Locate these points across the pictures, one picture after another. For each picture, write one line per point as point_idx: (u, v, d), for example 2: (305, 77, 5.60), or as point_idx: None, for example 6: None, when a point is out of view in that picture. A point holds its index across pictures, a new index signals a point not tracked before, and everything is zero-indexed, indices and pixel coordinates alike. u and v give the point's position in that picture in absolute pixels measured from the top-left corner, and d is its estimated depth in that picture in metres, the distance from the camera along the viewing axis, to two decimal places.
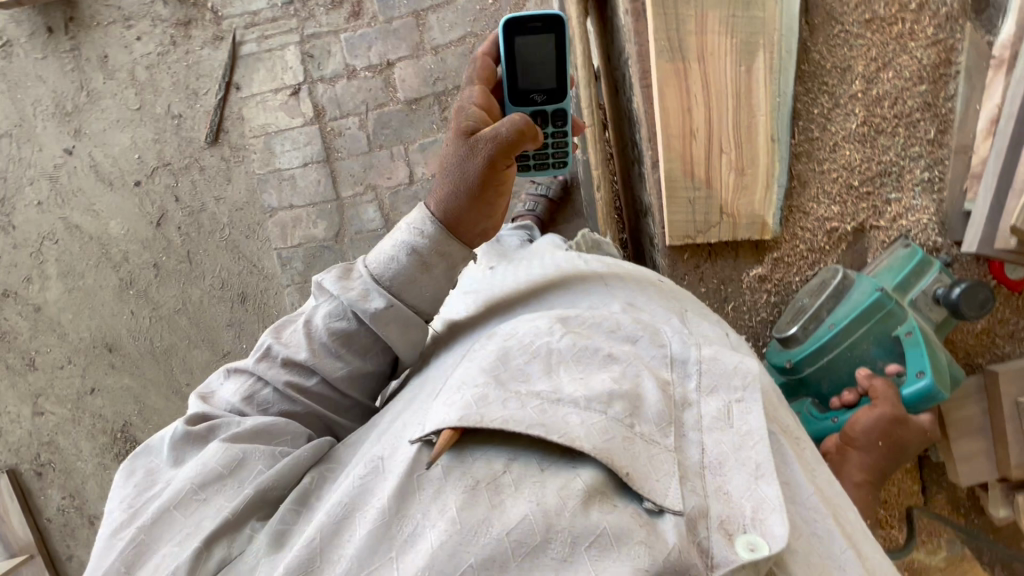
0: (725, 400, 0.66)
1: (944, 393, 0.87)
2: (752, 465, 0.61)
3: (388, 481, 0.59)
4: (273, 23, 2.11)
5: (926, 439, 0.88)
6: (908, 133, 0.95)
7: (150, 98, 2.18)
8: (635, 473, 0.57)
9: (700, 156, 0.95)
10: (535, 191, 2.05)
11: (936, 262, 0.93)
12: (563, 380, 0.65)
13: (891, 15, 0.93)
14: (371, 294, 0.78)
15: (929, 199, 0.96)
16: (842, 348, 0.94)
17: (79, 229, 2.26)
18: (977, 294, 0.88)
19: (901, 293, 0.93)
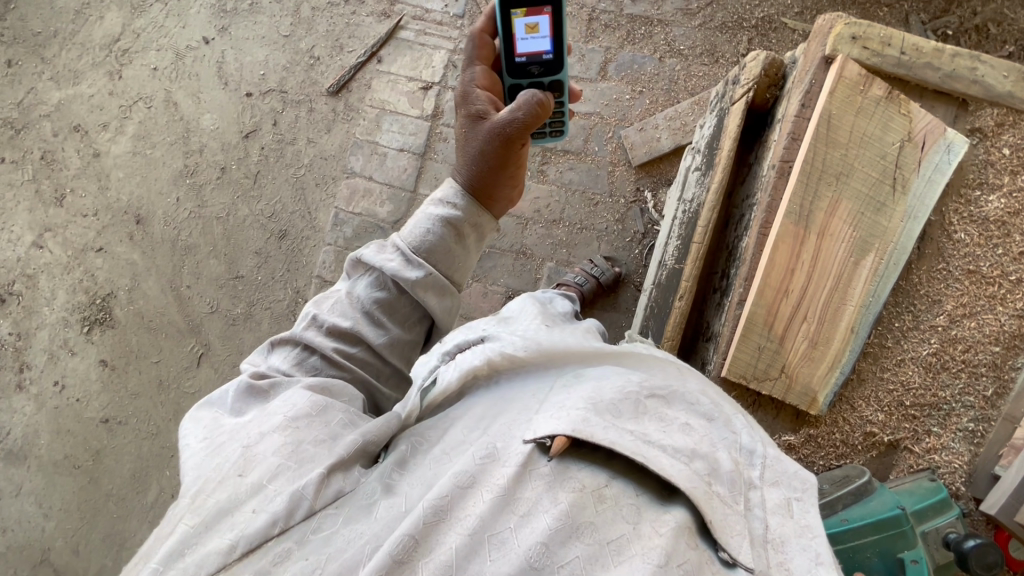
0: (785, 495, 0.72)
1: None
2: (812, 552, 0.66)
3: (499, 471, 0.63)
4: (437, 26, 2.28)
5: None
6: (969, 381, 1.01)
7: (301, 33, 2.33)
8: (716, 523, 0.63)
9: (784, 314, 1.01)
10: (590, 269, 2.10)
11: (955, 508, 0.95)
12: (656, 428, 0.70)
13: (992, 275, 1.02)
14: (407, 263, 0.88)
15: (966, 447, 1.01)
16: (844, 547, 0.93)
17: (175, 107, 2.34)
18: (988, 554, 0.87)
19: (917, 521, 0.94)
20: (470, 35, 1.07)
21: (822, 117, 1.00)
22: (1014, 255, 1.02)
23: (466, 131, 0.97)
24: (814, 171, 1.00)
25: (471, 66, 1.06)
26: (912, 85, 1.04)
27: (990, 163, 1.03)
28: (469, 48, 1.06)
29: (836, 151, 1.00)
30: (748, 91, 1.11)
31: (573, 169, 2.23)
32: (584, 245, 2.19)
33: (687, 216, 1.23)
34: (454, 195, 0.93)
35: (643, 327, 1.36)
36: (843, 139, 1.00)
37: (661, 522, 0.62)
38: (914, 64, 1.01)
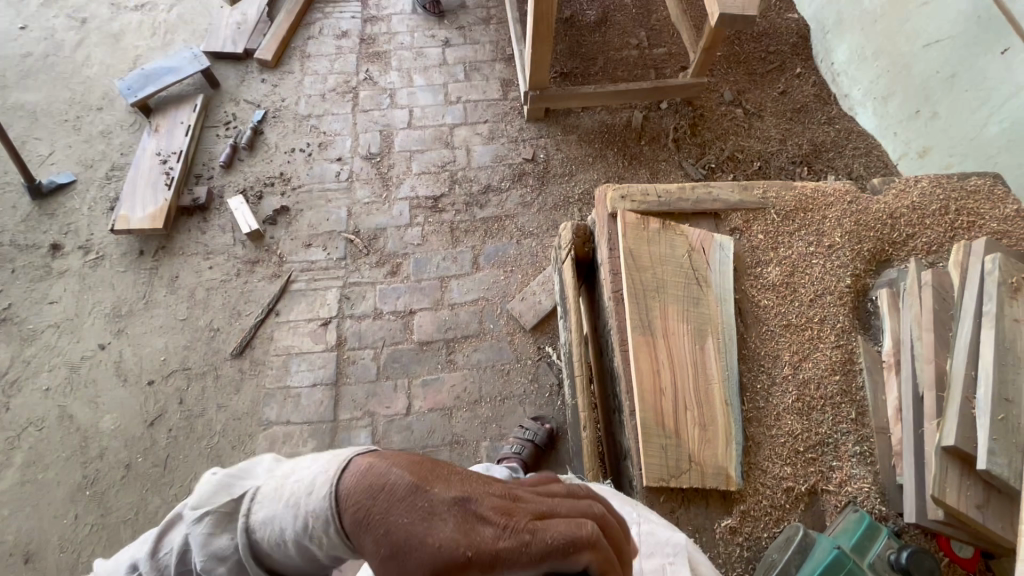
0: (660, 563, 0.95)
1: None
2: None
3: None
4: (325, 271, 2.59)
5: None
6: (834, 410, 1.18)
7: (198, 312, 2.50)
8: None
9: (669, 410, 1.15)
10: (523, 434, 2.16)
11: (882, 529, 1.03)
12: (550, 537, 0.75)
13: (803, 323, 1.27)
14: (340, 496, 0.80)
15: (866, 468, 1.13)
16: None
17: (71, 419, 2.29)
18: (923, 561, 0.95)
19: (859, 556, 0.99)
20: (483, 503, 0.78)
21: (626, 252, 1.29)
22: (808, 302, 1.29)
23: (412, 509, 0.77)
24: (638, 291, 1.26)
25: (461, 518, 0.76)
26: (678, 214, 1.40)
27: (755, 246, 1.36)
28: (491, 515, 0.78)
29: (646, 273, 1.28)
30: (569, 252, 1.43)
31: (477, 349, 2.42)
32: (510, 413, 2.29)
33: (568, 357, 1.42)
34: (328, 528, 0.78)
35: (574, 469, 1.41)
36: (647, 263, 1.29)
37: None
38: (671, 201, 1.39)
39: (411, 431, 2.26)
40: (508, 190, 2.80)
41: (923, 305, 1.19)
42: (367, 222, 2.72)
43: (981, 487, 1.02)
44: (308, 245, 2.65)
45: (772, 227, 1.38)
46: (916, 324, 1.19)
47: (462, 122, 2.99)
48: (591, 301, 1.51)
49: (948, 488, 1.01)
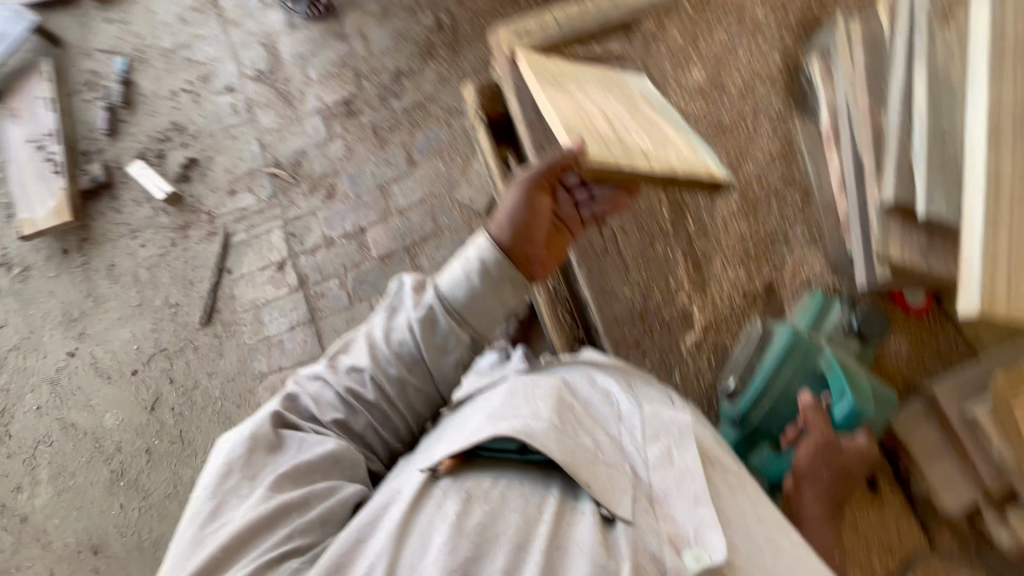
0: (666, 446, 0.91)
1: (868, 409, 1.05)
2: (691, 495, 0.85)
3: (413, 494, 0.83)
4: (259, 214, 2.44)
5: (865, 459, 1.03)
6: (780, 201, 1.22)
7: (150, 293, 2.40)
8: (592, 488, 0.81)
9: (613, 135, 1.01)
10: None
11: (835, 300, 1.14)
12: (575, 425, 0.90)
13: (736, 117, 1.25)
14: (352, 353, 1.07)
15: (816, 249, 1.20)
16: (778, 390, 1.10)
17: (75, 426, 2.32)
18: (872, 319, 1.12)
19: (817, 332, 1.13)
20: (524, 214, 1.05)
21: (529, 62, 1.13)
22: (740, 99, 1.26)
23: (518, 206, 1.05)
24: (543, 73, 1.11)
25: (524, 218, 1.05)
26: (588, 36, 1.26)
27: (677, 53, 1.27)
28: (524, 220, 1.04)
29: (552, 66, 1.14)
30: (479, 114, 1.34)
31: (440, 246, 2.35)
32: None
33: None
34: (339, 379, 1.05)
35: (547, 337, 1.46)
36: (551, 64, 1.15)
37: (544, 505, 0.81)
38: (574, 28, 1.24)
39: None
40: (420, 69, 2.52)
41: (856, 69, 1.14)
42: (284, 150, 2.50)
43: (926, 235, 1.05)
44: (232, 192, 2.47)
45: (690, 25, 1.28)
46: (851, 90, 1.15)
47: (346, 3, 2.61)
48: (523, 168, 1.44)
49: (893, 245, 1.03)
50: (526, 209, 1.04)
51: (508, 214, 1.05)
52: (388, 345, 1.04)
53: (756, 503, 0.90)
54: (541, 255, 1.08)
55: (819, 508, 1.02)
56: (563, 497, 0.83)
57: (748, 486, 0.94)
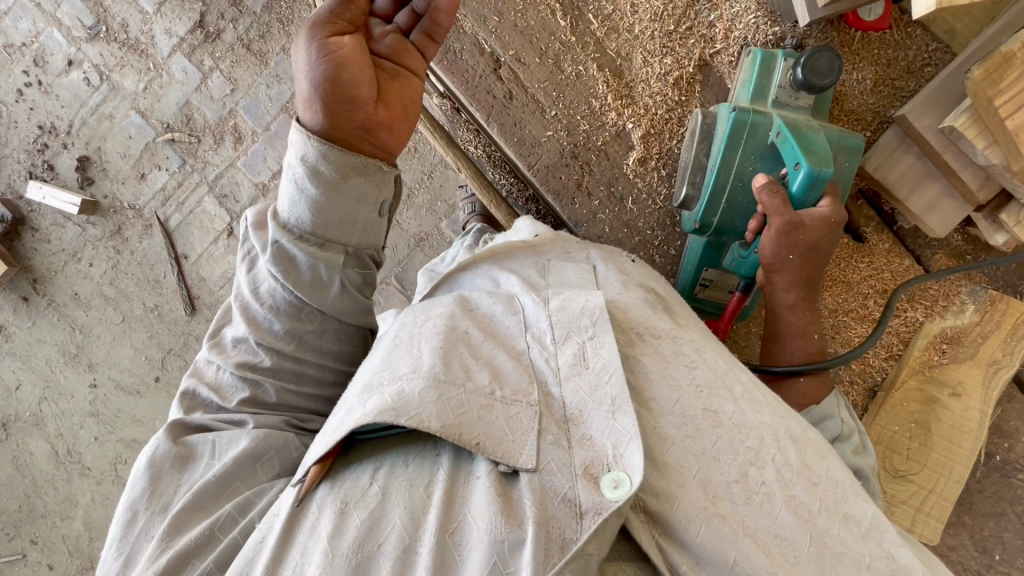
0: (580, 342, 0.87)
1: (825, 171, 0.96)
2: (608, 401, 0.81)
3: (282, 514, 0.80)
4: (181, 188, 2.25)
5: (834, 226, 1.00)
6: None
7: (126, 306, 2.34)
8: (483, 441, 0.76)
9: None
10: (466, 193, 2.01)
11: (779, 55, 1.10)
12: (463, 366, 0.84)
13: None
14: (234, 325, 1.00)
15: (745, 1, 1.17)
16: (732, 183, 1.08)
17: (136, 441, 2.43)
18: (819, 60, 0.99)
19: (762, 100, 1.10)
20: (329, 74, 0.82)
21: None
22: None
23: (316, 66, 0.82)
24: None
25: (331, 80, 0.83)
26: None
27: None
28: (333, 83, 0.83)
29: None
30: None
31: None
32: (445, 182, 2.14)
33: (446, 96, 1.43)
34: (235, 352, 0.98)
35: (511, 203, 1.47)
36: None
37: (433, 484, 0.77)
38: None
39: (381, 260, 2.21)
40: None
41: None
42: (166, 109, 2.20)
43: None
44: (142, 176, 2.25)
45: None
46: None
47: None
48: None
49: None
50: (328, 60, 0.82)
51: (311, 80, 0.83)
52: (260, 303, 0.95)
53: (679, 389, 0.84)
54: (381, 112, 0.88)
55: (787, 293, 1.05)
56: (454, 466, 0.79)
57: (675, 359, 0.88)
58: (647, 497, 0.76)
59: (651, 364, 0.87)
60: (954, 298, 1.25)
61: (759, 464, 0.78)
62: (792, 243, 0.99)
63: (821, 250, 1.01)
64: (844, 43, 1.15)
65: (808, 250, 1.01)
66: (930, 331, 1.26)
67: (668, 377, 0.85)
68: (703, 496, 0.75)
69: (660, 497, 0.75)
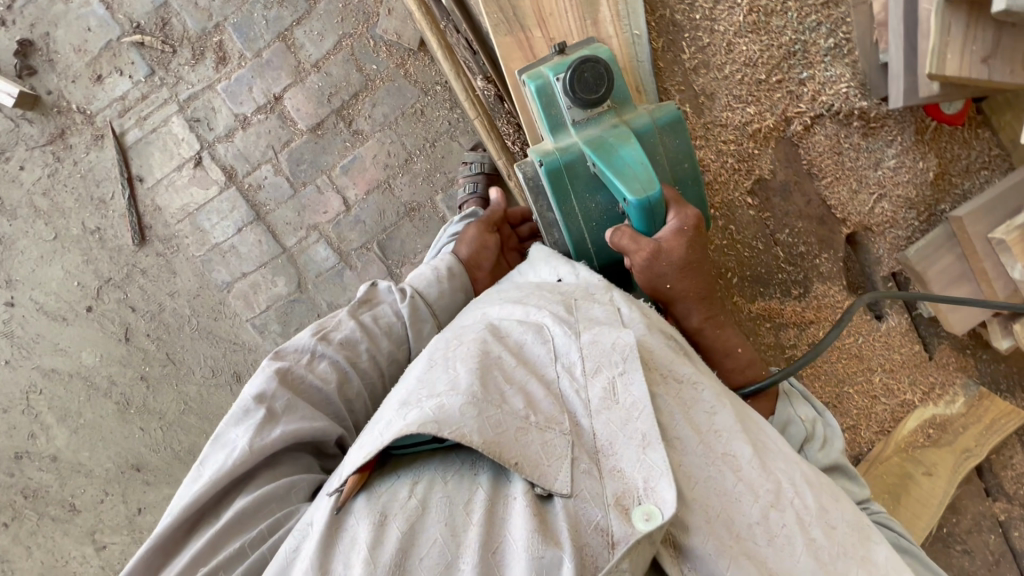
0: (609, 378, 0.95)
1: (646, 194, 1.06)
2: (638, 437, 0.90)
3: (318, 521, 0.88)
4: (145, 101, 1.97)
5: (683, 227, 1.12)
6: (796, 8, 1.30)
7: (61, 222, 2.06)
8: (521, 461, 0.86)
9: None
10: (469, 172, 1.94)
11: (547, 86, 1.15)
12: (500, 387, 0.93)
13: None
14: (258, 386, 1.05)
15: (841, 66, 1.31)
16: (583, 224, 1.21)
17: (56, 371, 2.21)
18: (580, 81, 1.09)
19: (563, 131, 1.17)
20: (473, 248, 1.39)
21: None
22: None
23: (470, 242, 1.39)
24: None
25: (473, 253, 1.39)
26: None
27: None
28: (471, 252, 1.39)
29: None
30: None
31: (377, 102, 1.98)
32: (448, 154, 2.01)
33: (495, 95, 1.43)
34: (251, 422, 1.02)
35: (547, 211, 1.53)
36: None
37: (472, 503, 0.86)
38: None
39: (364, 223, 2.08)
40: None
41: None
42: (137, 5, 1.92)
43: (989, 33, 1.11)
44: (98, 78, 1.95)
45: None
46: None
47: None
48: (478, 40, 1.37)
49: (950, 50, 1.10)
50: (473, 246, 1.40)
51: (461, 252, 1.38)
52: (314, 373, 1.11)
53: (700, 433, 0.96)
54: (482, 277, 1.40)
55: (691, 320, 1.20)
56: (493, 485, 0.88)
57: (695, 404, 0.99)
58: (676, 531, 0.89)
59: (677, 407, 0.98)
60: (951, 390, 1.45)
61: (779, 505, 0.93)
62: (655, 271, 1.13)
63: (686, 258, 1.13)
64: (920, 130, 1.32)
65: (687, 266, 1.14)
66: (923, 415, 1.44)
67: (693, 428, 0.96)
68: (728, 532, 0.90)
69: (686, 530, 0.89)
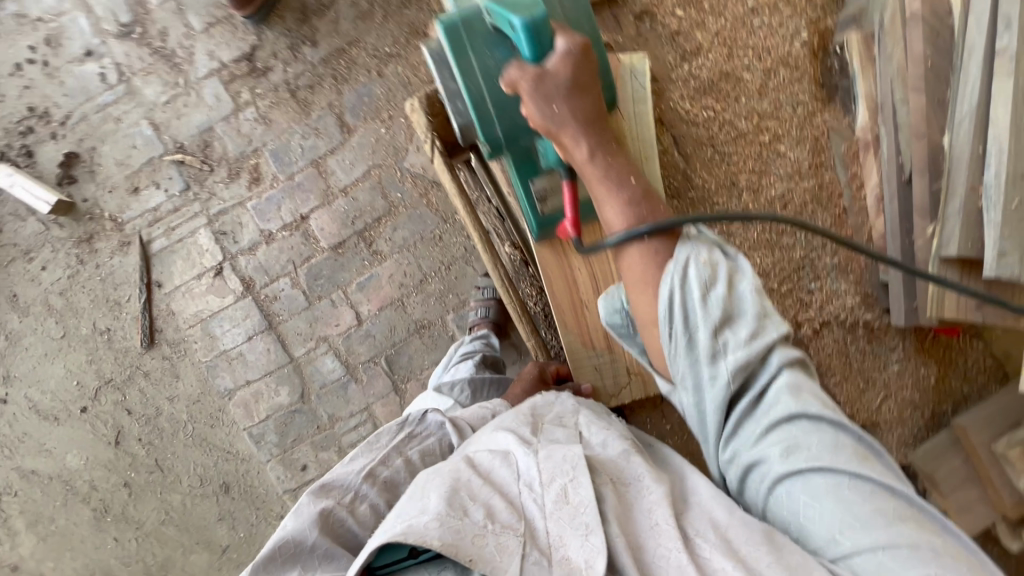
0: (560, 484, 0.84)
1: (539, 13, 0.88)
2: (582, 525, 0.79)
3: None
4: (176, 213, 2.07)
5: (583, 63, 0.91)
6: (807, 226, 1.51)
7: (72, 322, 2.08)
8: (477, 557, 0.75)
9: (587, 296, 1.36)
10: (482, 296, 2.00)
11: None
12: (464, 495, 0.82)
13: (754, 137, 1.53)
14: (301, 514, 0.88)
15: (846, 280, 1.49)
16: (483, 83, 0.99)
17: (36, 473, 2.12)
18: None
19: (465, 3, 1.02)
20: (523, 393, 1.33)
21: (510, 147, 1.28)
22: (749, 128, 1.52)
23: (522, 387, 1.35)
24: None
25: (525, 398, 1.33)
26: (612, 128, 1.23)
27: (699, 90, 1.52)
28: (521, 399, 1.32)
29: None
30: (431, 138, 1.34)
31: (398, 226, 2.09)
32: (462, 277, 2.09)
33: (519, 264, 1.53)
34: (302, 552, 0.84)
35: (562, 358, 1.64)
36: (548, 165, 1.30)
37: None
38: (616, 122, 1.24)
39: (373, 338, 2.10)
40: (333, 4, 2.05)
41: (917, 101, 1.32)
42: (183, 128, 2.06)
43: (983, 287, 1.26)
44: (134, 190, 2.06)
45: (708, 78, 1.52)
46: (904, 131, 1.37)
47: None
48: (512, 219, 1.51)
49: (948, 298, 1.28)
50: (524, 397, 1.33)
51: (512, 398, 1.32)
52: (352, 513, 0.92)
53: (645, 520, 0.83)
54: None
55: (580, 147, 0.93)
56: None
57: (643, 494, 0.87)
58: None
59: (623, 503, 0.84)
60: None
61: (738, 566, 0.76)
62: (549, 98, 0.91)
63: (581, 81, 0.92)
64: (920, 341, 1.50)
65: (580, 88, 0.92)
66: None
67: (634, 516, 0.83)
68: None
69: None
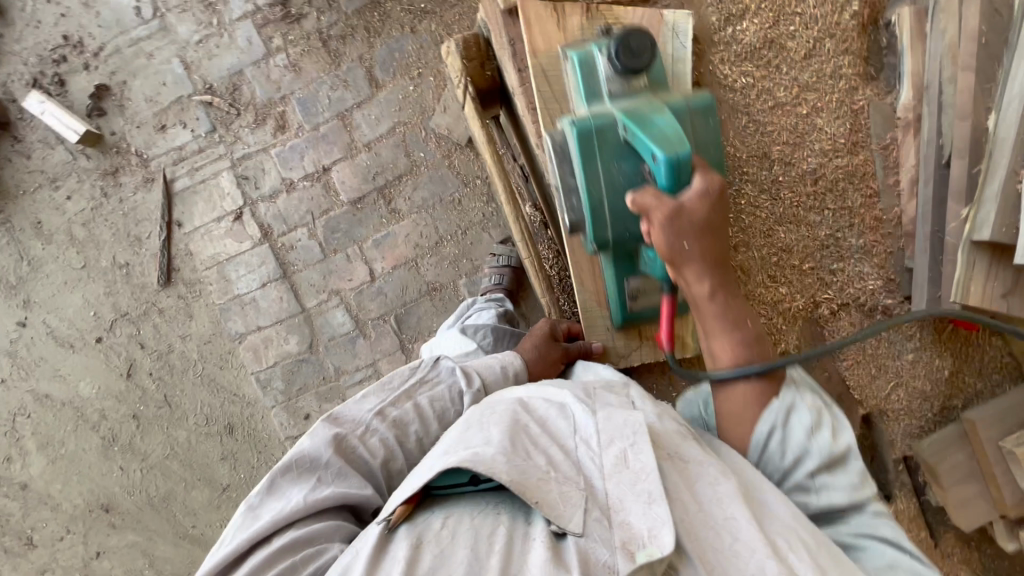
0: (621, 447, 0.85)
1: (682, 153, 0.94)
2: (645, 494, 0.80)
3: (366, 552, 0.76)
4: (200, 155, 2.08)
5: (710, 196, 0.97)
6: (836, 206, 1.46)
7: (93, 253, 2.11)
8: (543, 500, 0.79)
9: None
10: (496, 263, 2.00)
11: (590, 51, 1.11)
12: (528, 444, 0.86)
13: (794, 107, 1.44)
14: (317, 436, 0.92)
15: (868, 263, 1.47)
16: (606, 198, 1.05)
17: (49, 397, 2.18)
18: (630, 42, 1.03)
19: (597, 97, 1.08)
20: (534, 350, 1.31)
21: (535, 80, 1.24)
22: (789, 95, 1.44)
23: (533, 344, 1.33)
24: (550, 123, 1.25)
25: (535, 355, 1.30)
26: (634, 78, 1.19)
27: (741, 49, 1.43)
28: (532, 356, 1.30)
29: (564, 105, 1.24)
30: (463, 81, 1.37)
31: (418, 186, 2.09)
32: (477, 243, 2.09)
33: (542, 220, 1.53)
34: (314, 469, 0.89)
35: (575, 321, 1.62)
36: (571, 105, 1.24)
37: (496, 537, 0.77)
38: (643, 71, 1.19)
39: (385, 295, 2.12)
40: None
41: (966, 79, 1.30)
42: (213, 70, 2.06)
43: (1010, 274, 1.27)
44: (161, 128, 2.07)
45: (754, 35, 1.43)
46: (948, 112, 1.34)
47: None
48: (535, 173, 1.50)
49: (975, 282, 1.27)
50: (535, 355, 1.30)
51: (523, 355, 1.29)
52: (364, 443, 0.95)
53: (699, 494, 0.85)
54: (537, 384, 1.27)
55: (701, 284, 1.01)
56: (513, 525, 0.80)
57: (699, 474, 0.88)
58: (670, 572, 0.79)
59: (681, 473, 0.86)
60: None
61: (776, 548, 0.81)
62: (680, 231, 0.96)
63: (712, 224, 0.99)
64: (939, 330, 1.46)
65: (708, 228, 0.98)
66: None
67: (692, 485, 0.85)
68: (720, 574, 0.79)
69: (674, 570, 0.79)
